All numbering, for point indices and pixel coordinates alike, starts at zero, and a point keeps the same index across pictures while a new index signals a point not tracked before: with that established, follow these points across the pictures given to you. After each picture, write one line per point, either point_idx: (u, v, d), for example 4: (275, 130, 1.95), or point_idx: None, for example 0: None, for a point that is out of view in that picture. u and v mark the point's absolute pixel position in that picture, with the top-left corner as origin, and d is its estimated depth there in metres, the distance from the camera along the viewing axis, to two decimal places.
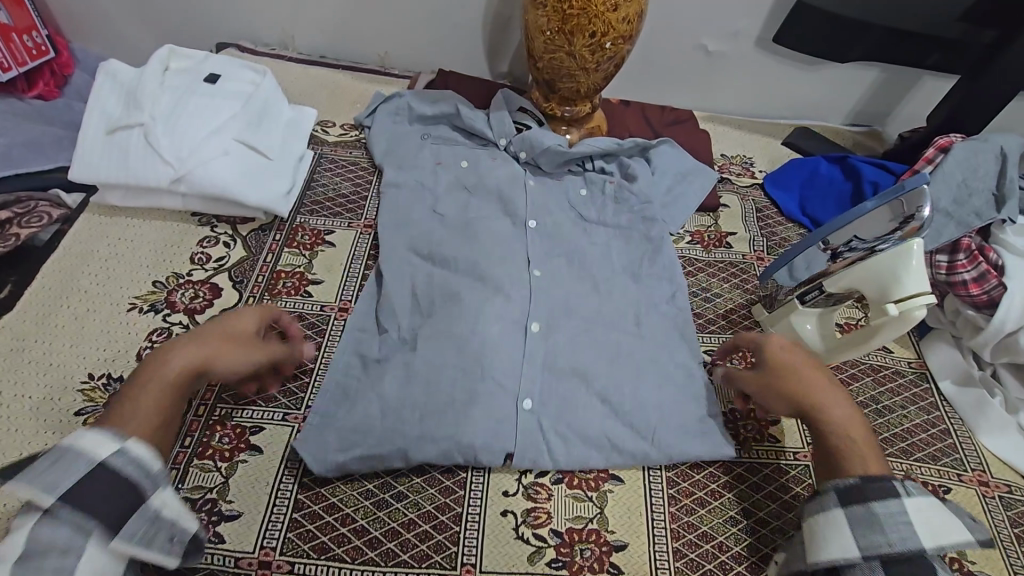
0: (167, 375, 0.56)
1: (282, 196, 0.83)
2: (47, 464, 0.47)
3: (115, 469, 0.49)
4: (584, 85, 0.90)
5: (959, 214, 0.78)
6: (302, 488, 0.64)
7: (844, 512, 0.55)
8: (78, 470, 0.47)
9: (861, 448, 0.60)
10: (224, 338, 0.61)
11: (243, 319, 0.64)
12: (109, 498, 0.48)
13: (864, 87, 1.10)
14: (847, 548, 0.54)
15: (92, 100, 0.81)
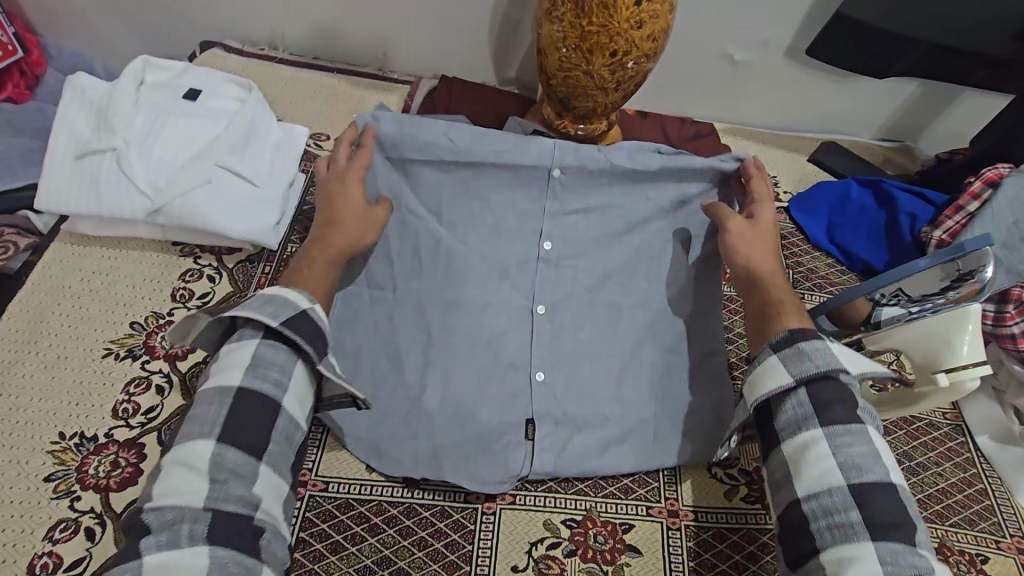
0: (321, 259, 0.64)
1: (271, 227, 0.76)
2: (265, 304, 0.54)
3: (315, 319, 0.56)
4: (603, 104, 0.83)
5: (1010, 260, 0.73)
6: (294, 565, 0.59)
7: (778, 356, 0.56)
8: (291, 309, 0.55)
9: (787, 307, 0.62)
10: (364, 218, 0.68)
11: (355, 186, 0.69)
12: (313, 335, 0.56)
13: (898, 100, 1.03)
14: (781, 376, 0.54)
15: (59, 121, 0.74)
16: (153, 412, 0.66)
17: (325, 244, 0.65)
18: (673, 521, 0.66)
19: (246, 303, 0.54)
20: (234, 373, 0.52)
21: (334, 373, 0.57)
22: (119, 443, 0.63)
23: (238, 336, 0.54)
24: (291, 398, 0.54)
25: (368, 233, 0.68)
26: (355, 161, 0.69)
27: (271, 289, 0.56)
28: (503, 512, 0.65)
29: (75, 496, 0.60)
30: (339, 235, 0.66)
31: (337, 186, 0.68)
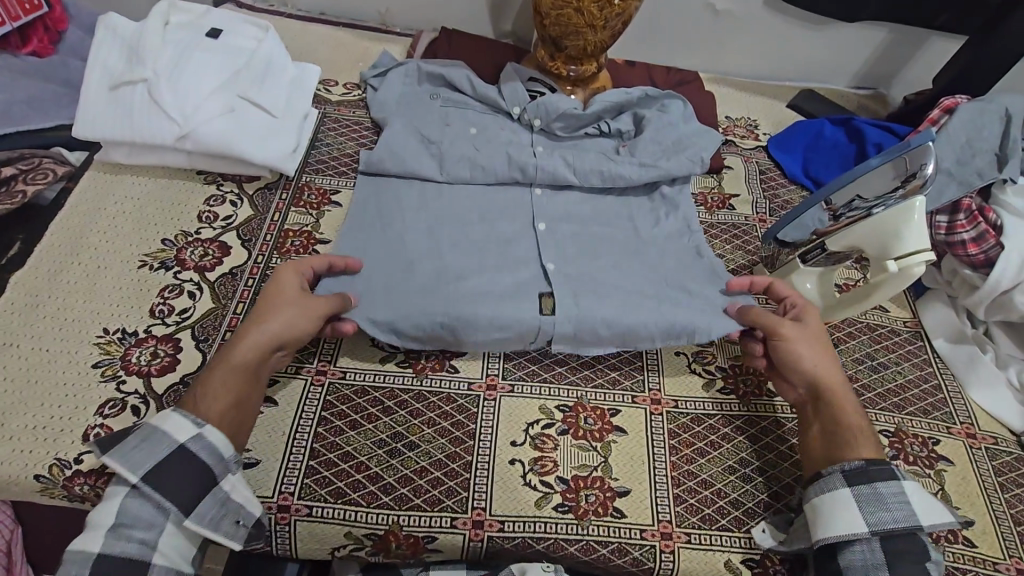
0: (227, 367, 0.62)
1: (289, 154, 0.84)
2: (135, 447, 0.55)
3: (190, 455, 0.55)
4: (593, 43, 0.90)
5: (962, 173, 0.82)
6: (317, 438, 0.66)
7: (852, 492, 0.60)
8: (158, 456, 0.55)
9: (858, 432, 0.65)
10: (292, 308, 0.66)
11: (283, 286, 0.67)
12: (180, 487, 0.55)
13: (869, 48, 1.10)
14: (855, 524, 0.58)
15: (95, 55, 0.81)
16: (186, 313, 0.73)
17: (227, 351, 0.63)
18: (656, 407, 0.73)
19: (119, 442, 0.55)
20: (101, 514, 0.53)
21: (205, 525, 0.56)
22: (157, 337, 0.71)
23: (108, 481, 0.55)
24: (161, 547, 0.54)
25: (293, 322, 0.65)
26: (291, 271, 0.69)
27: (148, 421, 0.57)
28: (502, 398, 0.72)
29: (121, 379, 0.67)
30: (251, 333, 0.64)
31: (261, 295, 0.67)
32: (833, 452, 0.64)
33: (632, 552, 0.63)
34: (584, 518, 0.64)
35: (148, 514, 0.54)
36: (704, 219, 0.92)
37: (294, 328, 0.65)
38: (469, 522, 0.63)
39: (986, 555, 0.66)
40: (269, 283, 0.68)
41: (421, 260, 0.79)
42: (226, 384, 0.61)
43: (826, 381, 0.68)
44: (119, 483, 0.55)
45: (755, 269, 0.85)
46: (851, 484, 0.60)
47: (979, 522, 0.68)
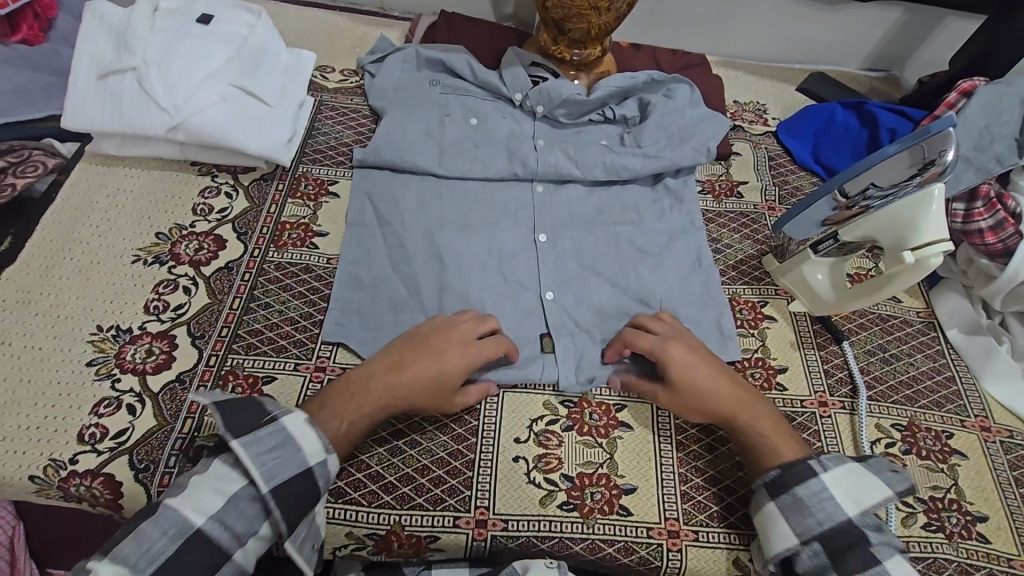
0: (369, 399, 0.62)
1: (283, 143, 0.82)
2: (269, 449, 0.56)
3: (313, 479, 0.57)
4: (597, 26, 0.87)
5: (980, 159, 0.79)
6: None
7: (775, 506, 0.60)
8: (289, 467, 0.56)
9: (770, 436, 0.64)
10: (438, 387, 0.64)
11: (448, 361, 0.64)
12: (293, 505, 0.56)
13: (882, 28, 1.07)
14: (786, 536, 0.59)
15: (82, 42, 0.78)
16: (181, 309, 0.71)
17: (370, 390, 0.63)
18: None
19: (256, 438, 0.56)
20: (206, 501, 0.54)
21: (296, 549, 0.56)
22: (152, 334, 0.69)
23: (223, 464, 0.56)
24: (246, 547, 0.55)
25: (430, 401, 0.64)
26: (464, 348, 0.66)
27: (286, 425, 0.57)
28: (505, 394, 0.70)
29: (116, 378, 0.65)
30: (395, 386, 0.63)
31: (445, 342, 0.66)
32: (752, 462, 0.64)
33: (639, 551, 0.62)
34: (590, 517, 0.63)
35: (248, 513, 0.55)
36: (711, 208, 0.89)
37: (427, 407, 0.64)
38: (472, 521, 0.62)
39: (1001, 552, 0.65)
40: (441, 341, 0.65)
41: (421, 253, 0.78)
42: (358, 421, 0.62)
43: (716, 402, 0.65)
44: (238, 473, 0.56)
45: (764, 259, 0.84)
46: (773, 496, 0.61)
47: (993, 517, 0.67)
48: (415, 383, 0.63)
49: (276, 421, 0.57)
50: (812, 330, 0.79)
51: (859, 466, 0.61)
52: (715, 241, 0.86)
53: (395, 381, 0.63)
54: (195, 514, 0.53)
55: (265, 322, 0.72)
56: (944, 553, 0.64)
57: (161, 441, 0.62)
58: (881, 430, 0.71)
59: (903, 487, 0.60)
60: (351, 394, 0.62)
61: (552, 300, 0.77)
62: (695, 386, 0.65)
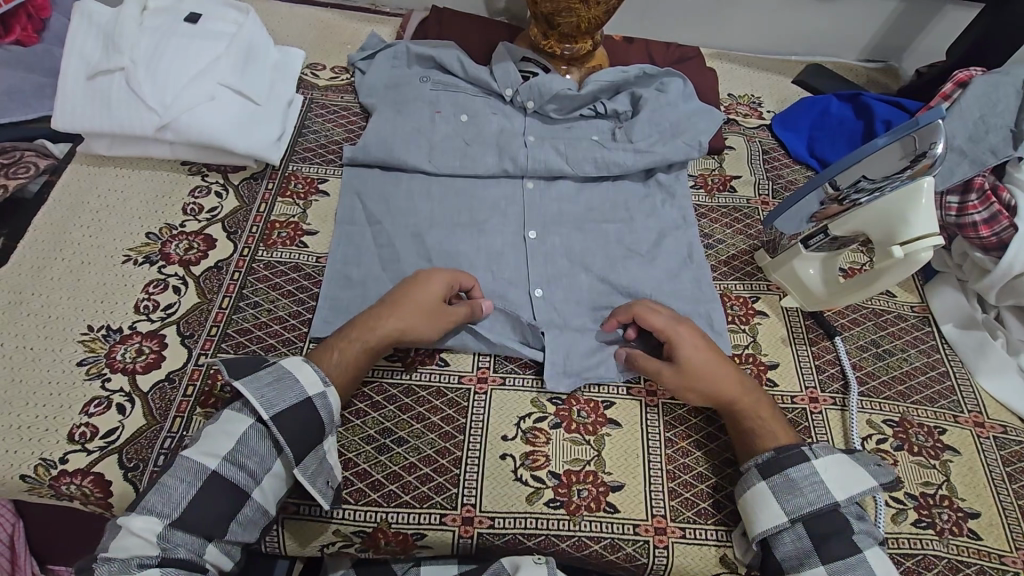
0: (358, 334, 0.65)
1: (271, 142, 0.82)
2: (269, 384, 0.59)
3: (314, 409, 0.59)
4: (586, 20, 0.87)
5: (974, 152, 0.78)
6: None
7: (767, 484, 0.60)
8: (289, 398, 0.59)
9: (764, 421, 0.65)
10: (420, 312, 0.67)
11: (429, 290, 0.68)
12: (298, 433, 0.58)
13: (879, 18, 1.05)
14: (775, 515, 0.59)
15: (71, 43, 0.79)
16: (171, 308, 0.72)
17: (361, 322, 0.66)
18: (650, 399, 0.71)
19: (255, 376, 0.60)
20: (219, 444, 0.57)
21: (307, 477, 0.58)
22: (142, 334, 0.69)
23: (232, 410, 0.59)
24: (263, 487, 0.58)
25: (416, 326, 0.67)
26: (441, 279, 0.69)
27: (283, 363, 0.61)
28: (493, 391, 0.70)
29: (106, 377, 0.66)
30: (383, 314, 0.66)
31: (425, 276, 0.69)
32: (748, 446, 0.64)
33: (626, 547, 0.62)
34: (576, 514, 0.63)
35: (259, 454, 0.58)
36: (703, 203, 0.89)
37: (417, 334, 0.67)
38: (459, 518, 0.62)
39: (992, 548, 0.64)
40: (418, 275, 0.69)
41: (411, 252, 0.78)
42: (350, 357, 0.65)
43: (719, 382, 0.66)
44: (246, 414, 0.59)
45: (756, 254, 0.83)
46: (766, 476, 0.61)
47: (985, 513, 0.66)
48: (404, 314, 0.66)
49: (273, 361, 0.61)
50: (804, 326, 0.78)
51: (848, 457, 0.62)
52: (707, 237, 0.85)
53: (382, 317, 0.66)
54: (211, 458, 0.57)
55: (254, 321, 0.72)
56: (935, 549, 0.63)
57: (150, 440, 0.63)
58: (872, 426, 0.71)
59: (886, 479, 0.61)
60: (342, 335, 0.66)
61: (541, 297, 0.77)
62: (698, 371, 0.66)
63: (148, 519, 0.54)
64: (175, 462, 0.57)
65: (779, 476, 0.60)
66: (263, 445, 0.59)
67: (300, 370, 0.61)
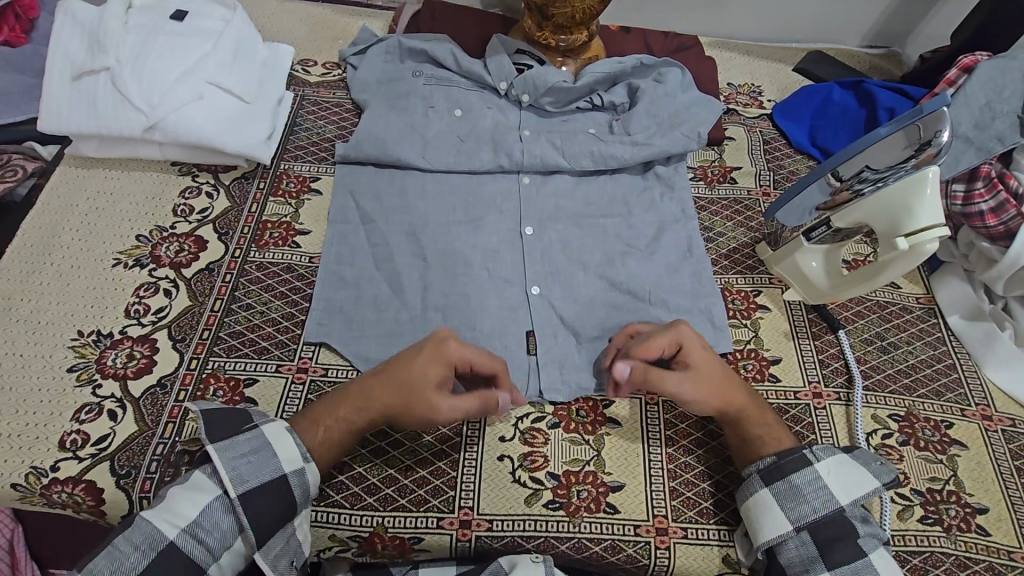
0: (347, 406, 0.60)
1: (262, 141, 0.80)
2: (245, 454, 0.56)
3: (289, 488, 0.56)
4: (581, 10, 0.85)
5: (980, 138, 0.76)
6: None
7: (770, 492, 0.59)
8: (266, 474, 0.55)
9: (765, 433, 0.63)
10: (408, 399, 0.59)
11: (423, 373, 0.59)
12: (267, 514, 0.55)
13: (881, 2, 1.03)
14: (781, 523, 0.58)
15: (55, 43, 0.77)
16: (162, 312, 0.71)
17: (353, 397, 0.60)
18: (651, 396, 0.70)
19: (233, 444, 0.56)
20: (182, 511, 0.53)
21: (267, 563, 0.55)
22: (133, 338, 0.68)
23: (201, 473, 0.55)
24: (222, 560, 0.54)
25: (401, 419, 0.60)
26: (439, 361, 0.59)
27: (265, 431, 0.57)
28: None
29: (97, 383, 0.65)
30: (376, 398, 0.60)
31: (427, 366, 0.59)
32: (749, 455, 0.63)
33: (627, 549, 0.61)
34: (576, 515, 0.62)
35: None
36: (703, 196, 0.87)
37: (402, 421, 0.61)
38: (456, 522, 0.61)
39: (1001, 544, 0.63)
40: (421, 349, 0.60)
41: (405, 251, 0.77)
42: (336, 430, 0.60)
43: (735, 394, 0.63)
44: (214, 483, 0.55)
45: (757, 248, 0.81)
46: (767, 484, 0.60)
47: (993, 508, 0.65)
48: (384, 396, 0.59)
49: (255, 427, 0.57)
50: (806, 319, 0.77)
51: (849, 458, 0.61)
52: (707, 230, 0.84)
53: (361, 391, 0.60)
54: (169, 526, 0.52)
55: (247, 324, 0.71)
56: (942, 546, 0.62)
57: (143, 446, 0.62)
58: (877, 420, 0.69)
59: (887, 478, 0.60)
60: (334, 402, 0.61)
61: (539, 295, 0.75)
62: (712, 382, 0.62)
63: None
64: (131, 522, 0.52)
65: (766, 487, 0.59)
66: (227, 518, 0.54)
67: (280, 444, 0.57)
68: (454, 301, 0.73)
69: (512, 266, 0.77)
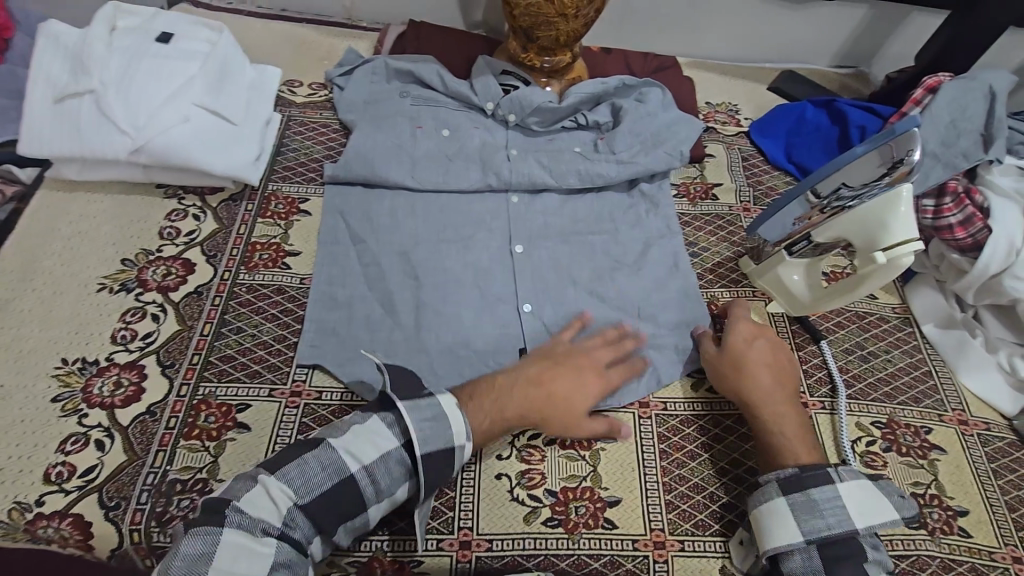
0: (498, 391, 0.64)
1: (250, 163, 0.80)
2: (428, 418, 0.57)
3: (453, 455, 0.58)
4: (565, 33, 0.87)
5: (947, 155, 0.81)
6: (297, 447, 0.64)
7: (786, 501, 0.60)
8: (442, 439, 0.57)
9: (789, 436, 0.64)
10: (563, 408, 0.65)
11: (578, 385, 0.66)
12: (435, 476, 0.57)
13: (848, 26, 1.08)
14: (792, 534, 0.58)
15: (35, 65, 0.76)
16: (150, 337, 0.69)
17: (505, 394, 0.64)
18: (644, 410, 0.71)
19: (416, 406, 0.57)
20: (365, 451, 0.55)
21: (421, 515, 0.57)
22: (120, 365, 0.67)
23: (382, 420, 0.58)
24: (378, 504, 0.56)
25: (557, 418, 0.65)
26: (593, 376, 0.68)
27: (440, 401, 0.59)
28: None
29: (83, 413, 0.63)
30: (521, 395, 0.64)
31: (587, 377, 0.67)
32: (772, 462, 0.64)
33: (626, 564, 0.61)
34: (575, 532, 0.62)
35: None
36: (686, 213, 0.89)
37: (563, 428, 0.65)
38: (456, 543, 0.61)
39: (982, 545, 0.65)
40: (577, 364, 0.68)
41: (397, 271, 0.77)
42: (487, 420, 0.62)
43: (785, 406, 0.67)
44: (397, 432, 0.57)
45: (740, 263, 0.84)
46: (785, 493, 0.60)
47: (973, 510, 0.67)
48: (538, 391, 0.65)
49: (432, 395, 0.59)
50: (790, 331, 0.79)
51: (874, 487, 0.61)
52: (692, 245, 0.86)
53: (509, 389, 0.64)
54: (354, 459, 0.55)
55: (238, 347, 0.70)
56: (927, 549, 0.64)
57: (132, 477, 0.60)
58: (861, 428, 0.72)
59: (909, 512, 0.60)
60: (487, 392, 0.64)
61: (531, 313, 0.76)
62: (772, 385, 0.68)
63: (285, 489, 0.53)
64: (318, 445, 0.56)
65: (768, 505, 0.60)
66: (399, 469, 0.56)
67: (453, 413, 0.58)
68: (447, 321, 0.74)
69: (503, 284, 0.78)
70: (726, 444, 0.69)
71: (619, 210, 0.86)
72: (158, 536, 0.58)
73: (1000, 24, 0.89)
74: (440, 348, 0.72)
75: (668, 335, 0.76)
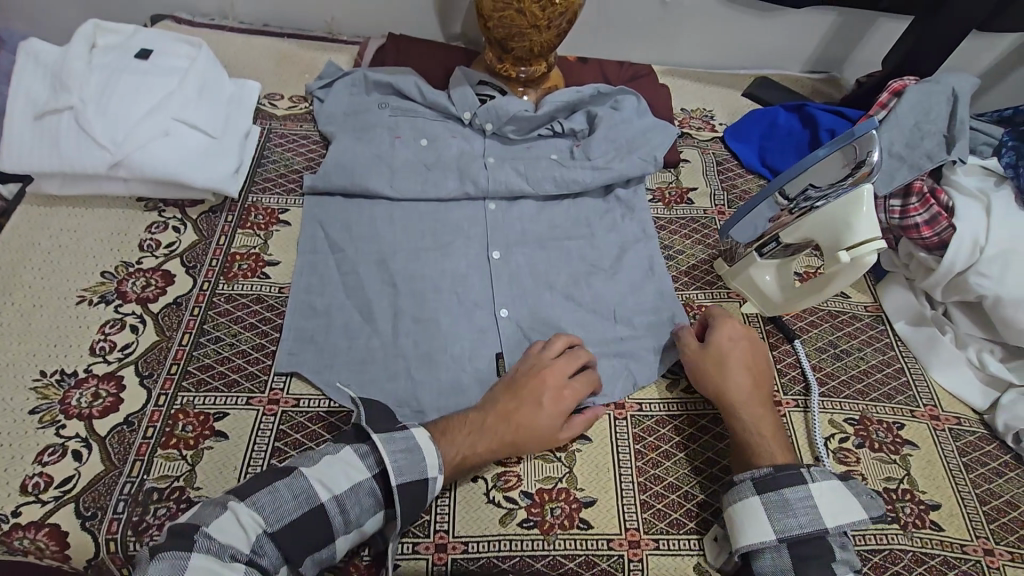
0: (465, 428, 0.63)
1: (229, 175, 0.81)
2: (402, 450, 0.58)
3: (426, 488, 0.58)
4: (539, 44, 0.89)
5: (912, 157, 0.83)
6: (275, 454, 0.65)
7: (759, 500, 0.60)
8: (416, 471, 0.58)
9: (764, 436, 0.65)
10: (528, 434, 0.64)
11: (542, 409, 0.65)
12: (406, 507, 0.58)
13: (819, 32, 1.10)
14: (764, 531, 0.59)
15: (15, 83, 0.77)
16: (129, 348, 0.70)
17: (470, 432, 0.63)
18: (619, 411, 0.72)
19: (391, 437, 0.59)
20: (337, 482, 0.57)
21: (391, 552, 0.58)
22: (98, 376, 0.68)
23: (356, 450, 0.59)
24: (347, 536, 0.56)
25: (527, 446, 0.64)
26: (553, 393, 0.66)
27: (414, 433, 0.60)
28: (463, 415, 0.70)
29: (61, 424, 0.64)
30: (485, 427, 0.63)
31: (549, 398, 0.66)
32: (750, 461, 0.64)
33: (601, 563, 0.62)
34: (550, 533, 0.63)
35: None
36: (662, 217, 0.91)
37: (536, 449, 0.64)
38: (432, 546, 0.61)
39: (954, 538, 0.66)
40: (537, 387, 0.66)
41: (375, 279, 0.78)
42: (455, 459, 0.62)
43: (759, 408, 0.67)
44: (369, 464, 0.59)
45: (715, 265, 0.85)
46: (759, 492, 0.61)
47: (945, 504, 0.68)
48: (505, 424, 0.63)
49: (407, 428, 0.60)
50: (764, 330, 0.81)
51: (843, 486, 0.61)
52: (668, 248, 0.87)
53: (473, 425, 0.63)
54: (325, 489, 0.56)
55: (216, 357, 0.71)
56: (900, 543, 0.65)
57: (108, 487, 0.61)
58: (834, 425, 0.73)
59: (876, 512, 0.61)
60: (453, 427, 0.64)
61: (508, 318, 0.77)
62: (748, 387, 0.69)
63: (254, 515, 0.54)
64: (292, 472, 0.57)
65: (739, 504, 0.61)
66: (370, 500, 0.58)
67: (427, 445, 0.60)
68: (424, 327, 0.74)
69: (480, 289, 0.79)
70: (701, 443, 0.70)
71: (595, 215, 0.87)
72: (134, 545, 0.58)
73: (963, 28, 0.91)
74: (418, 354, 0.73)
75: (643, 338, 0.77)
